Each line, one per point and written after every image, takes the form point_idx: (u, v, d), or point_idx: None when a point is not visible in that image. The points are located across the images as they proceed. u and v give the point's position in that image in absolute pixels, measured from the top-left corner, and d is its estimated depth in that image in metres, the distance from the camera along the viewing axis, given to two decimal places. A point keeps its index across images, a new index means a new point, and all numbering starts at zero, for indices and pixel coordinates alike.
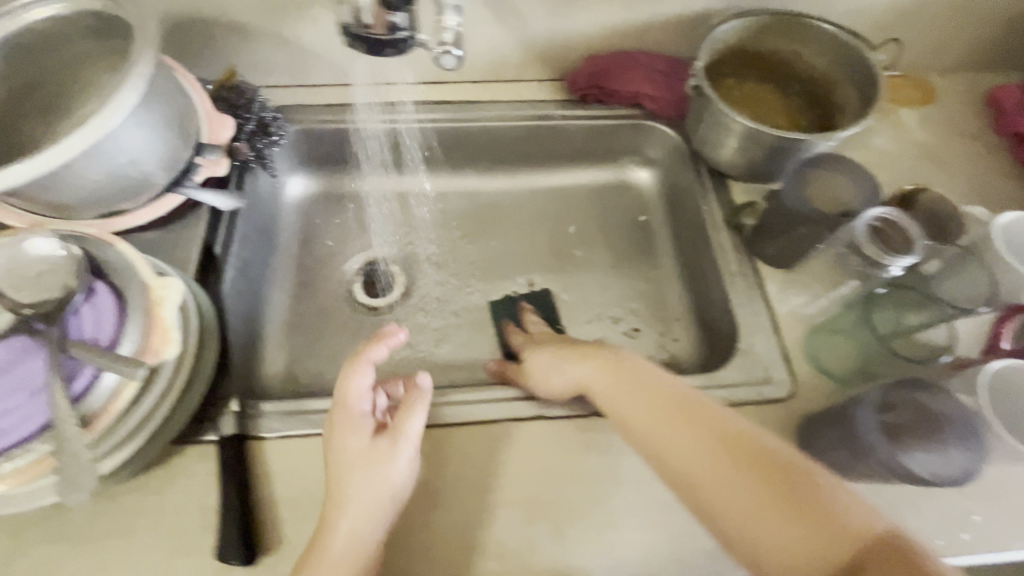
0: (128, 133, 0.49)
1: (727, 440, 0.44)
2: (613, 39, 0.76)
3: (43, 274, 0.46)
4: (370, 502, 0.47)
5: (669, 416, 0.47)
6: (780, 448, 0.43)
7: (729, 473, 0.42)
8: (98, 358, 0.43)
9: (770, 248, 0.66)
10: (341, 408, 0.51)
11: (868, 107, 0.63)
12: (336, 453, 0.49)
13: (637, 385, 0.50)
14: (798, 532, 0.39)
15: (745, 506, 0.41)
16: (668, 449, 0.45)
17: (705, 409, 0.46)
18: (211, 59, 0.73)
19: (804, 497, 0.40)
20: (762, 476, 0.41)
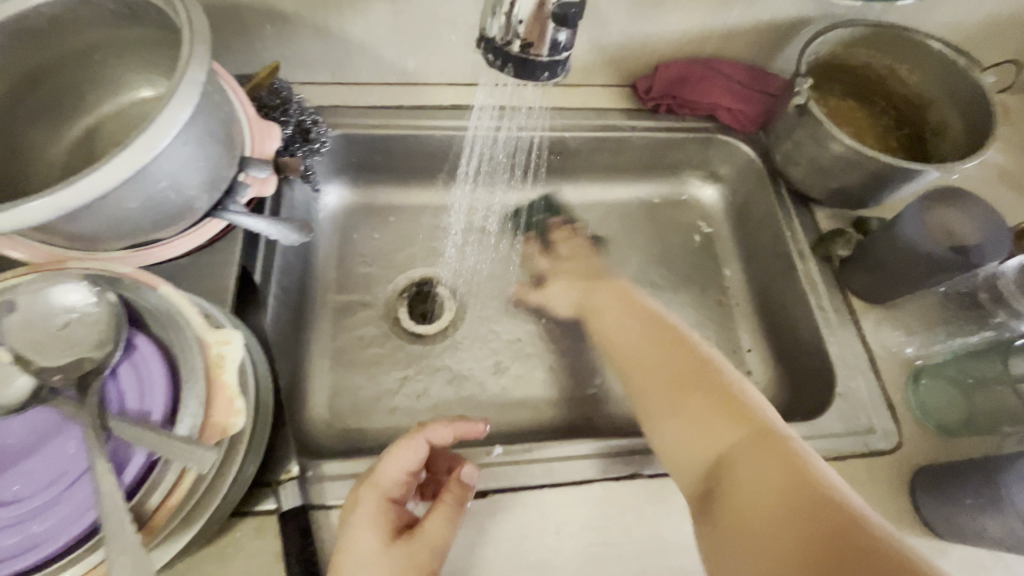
0: (174, 154, 0.41)
1: (671, 350, 0.55)
2: (691, 44, 0.70)
3: (71, 328, 0.38)
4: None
5: (640, 333, 0.59)
6: (714, 362, 0.52)
7: (666, 376, 0.52)
8: (150, 440, 0.35)
9: (868, 284, 0.61)
10: (372, 495, 0.43)
11: (988, 135, 0.59)
12: (348, 547, 0.41)
13: (623, 307, 0.63)
14: (685, 427, 0.47)
15: (666, 400, 0.50)
16: (619, 350, 0.59)
17: (672, 334, 0.57)
18: (240, 50, 0.63)
19: (708, 397, 0.48)
20: (675, 382, 0.51)
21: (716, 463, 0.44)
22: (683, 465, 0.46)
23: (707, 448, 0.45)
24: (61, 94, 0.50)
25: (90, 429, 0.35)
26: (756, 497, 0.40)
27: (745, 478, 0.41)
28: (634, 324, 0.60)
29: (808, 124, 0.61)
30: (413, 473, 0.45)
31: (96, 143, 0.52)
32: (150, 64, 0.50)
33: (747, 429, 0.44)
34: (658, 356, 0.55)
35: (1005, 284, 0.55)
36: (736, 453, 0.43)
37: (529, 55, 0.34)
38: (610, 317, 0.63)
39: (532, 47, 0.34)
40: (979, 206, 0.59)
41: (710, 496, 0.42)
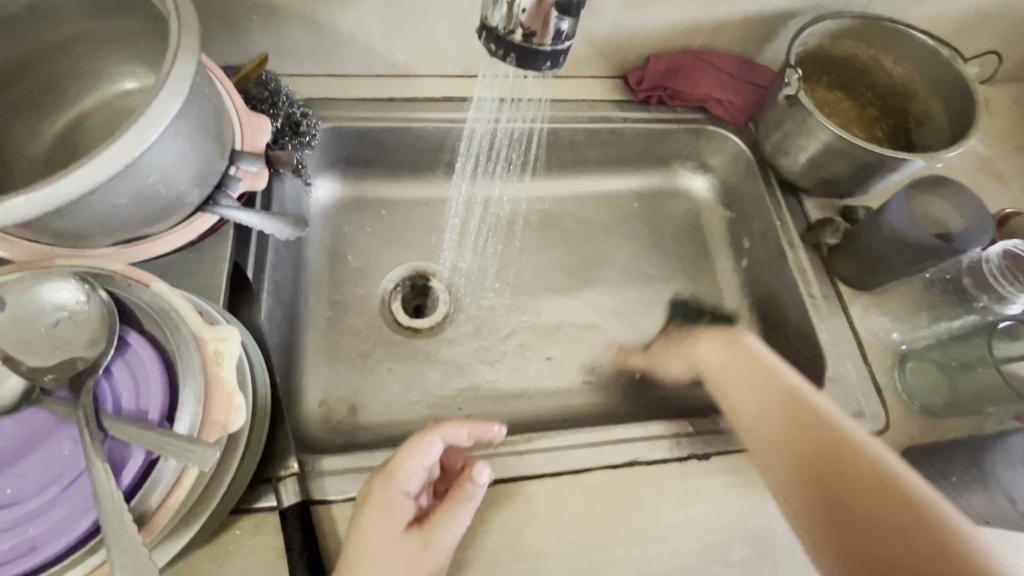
0: (165, 147, 0.40)
1: (811, 436, 0.47)
2: (682, 35, 0.70)
3: (62, 327, 0.37)
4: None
5: (772, 407, 0.50)
6: (866, 456, 0.44)
7: (820, 475, 0.45)
8: (149, 439, 0.34)
9: (856, 271, 0.63)
10: (386, 489, 0.43)
11: (971, 124, 0.60)
12: (360, 537, 0.41)
13: (748, 369, 0.54)
14: (843, 546, 0.41)
15: (811, 505, 0.44)
16: (747, 421, 0.52)
17: (809, 411, 0.48)
18: (226, 42, 0.61)
19: (873, 508, 0.41)
20: (832, 481, 0.44)
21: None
22: None
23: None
24: (40, 86, 0.48)
25: (85, 429, 0.34)
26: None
27: None
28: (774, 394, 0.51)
29: (798, 114, 0.61)
30: (427, 469, 0.46)
31: (79, 137, 0.50)
32: (134, 56, 0.49)
33: (926, 560, 0.38)
34: (807, 440, 0.47)
35: (989, 267, 0.56)
36: None
37: (532, 44, 0.34)
38: (733, 381, 0.55)
39: (534, 36, 0.33)
40: (968, 198, 0.60)
41: None
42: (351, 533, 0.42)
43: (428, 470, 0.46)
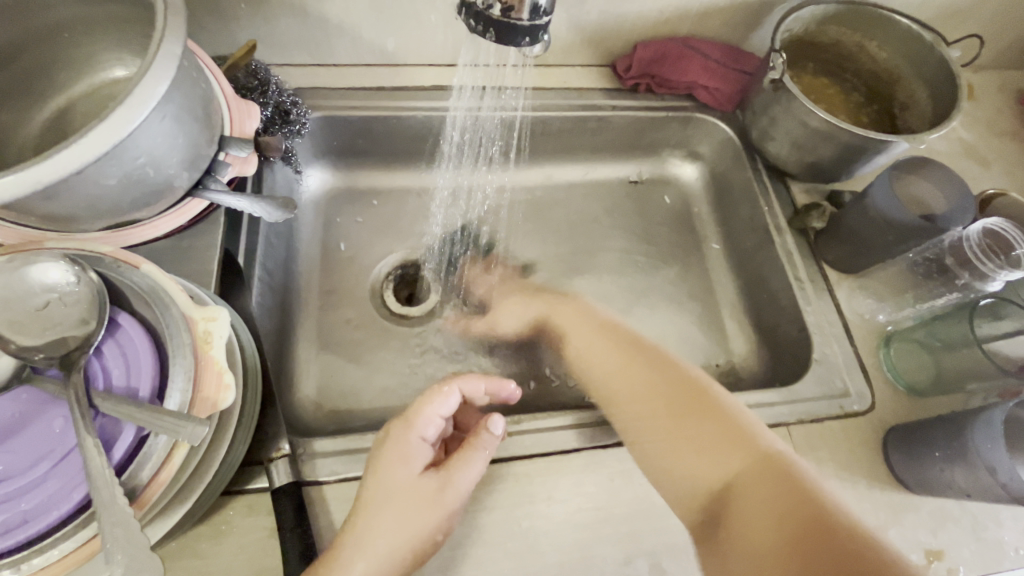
0: (153, 129, 0.40)
1: (659, 367, 0.57)
2: (669, 23, 0.70)
3: (52, 307, 0.37)
4: (381, 551, 0.41)
5: (615, 350, 0.60)
6: (695, 378, 0.55)
7: (660, 405, 0.54)
8: (139, 415, 0.34)
9: (840, 254, 0.64)
10: (403, 435, 0.46)
11: (953, 107, 0.61)
12: (378, 477, 0.44)
13: (592, 322, 0.64)
14: (676, 444, 0.51)
15: (664, 423, 0.52)
16: (590, 369, 0.60)
17: (648, 350, 0.59)
18: (216, 31, 0.62)
19: (699, 416, 0.52)
20: (672, 400, 0.54)
21: (699, 462, 0.49)
22: (693, 493, 0.49)
23: (710, 476, 0.49)
24: (30, 72, 0.48)
25: (77, 406, 0.35)
26: (772, 530, 0.44)
27: (757, 508, 0.45)
28: (621, 352, 0.59)
29: (783, 99, 0.62)
30: (443, 418, 0.49)
31: (70, 124, 0.51)
32: (123, 43, 0.49)
33: (745, 452, 0.49)
34: (653, 381, 0.56)
35: (971, 246, 0.57)
36: (743, 479, 0.47)
37: (510, 19, 0.34)
38: (582, 344, 0.63)
39: (512, 10, 0.34)
40: (951, 178, 0.61)
41: (719, 531, 0.47)
42: (367, 473, 0.44)
43: (444, 417, 0.49)
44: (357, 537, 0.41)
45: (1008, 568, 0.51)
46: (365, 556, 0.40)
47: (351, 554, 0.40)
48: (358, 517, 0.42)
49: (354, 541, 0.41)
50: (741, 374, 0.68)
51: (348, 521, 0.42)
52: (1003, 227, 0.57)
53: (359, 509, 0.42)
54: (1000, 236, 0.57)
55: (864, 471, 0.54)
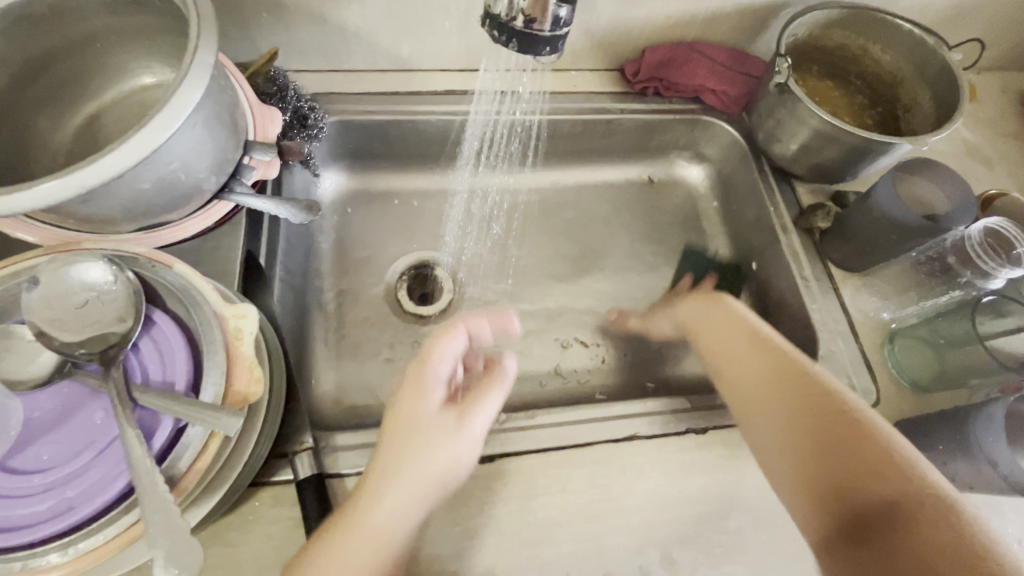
0: (185, 135, 0.42)
1: (804, 387, 0.55)
2: (677, 28, 0.72)
3: (91, 305, 0.39)
4: (410, 480, 0.44)
5: (771, 363, 0.57)
6: (840, 398, 0.53)
7: (786, 421, 0.54)
8: (177, 407, 0.36)
9: (846, 253, 0.65)
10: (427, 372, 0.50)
11: (956, 109, 0.63)
12: (405, 412, 0.47)
13: (744, 333, 0.62)
14: (817, 461, 0.50)
15: (801, 441, 0.52)
16: (734, 378, 0.59)
17: (801, 365, 0.56)
18: (238, 40, 0.64)
19: (843, 437, 0.51)
20: (817, 419, 0.53)
21: (818, 473, 0.50)
22: (825, 510, 0.49)
23: (849, 496, 0.48)
24: (64, 80, 0.50)
25: (117, 399, 0.36)
26: (929, 561, 0.42)
27: (906, 534, 0.44)
28: (766, 366, 0.57)
29: (788, 102, 0.63)
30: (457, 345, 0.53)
31: (101, 130, 0.53)
32: (153, 52, 0.51)
33: (891, 477, 0.48)
34: (789, 398, 0.55)
35: (972, 246, 0.58)
36: (890, 504, 0.46)
37: (533, 30, 0.36)
38: (725, 352, 0.62)
39: (535, 22, 0.36)
40: (950, 176, 0.62)
41: (863, 549, 0.46)
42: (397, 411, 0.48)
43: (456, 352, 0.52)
44: (388, 467, 0.44)
45: None
46: (396, 483, 0.43)
47: (385, 481, 0.43)
48: (387, 449, 0.45)
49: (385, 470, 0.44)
50: None
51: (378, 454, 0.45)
52: (1004, 227, 0.59)
53: (387, 443, 0.46)
54: (1001, 235, 0.59)
55: None
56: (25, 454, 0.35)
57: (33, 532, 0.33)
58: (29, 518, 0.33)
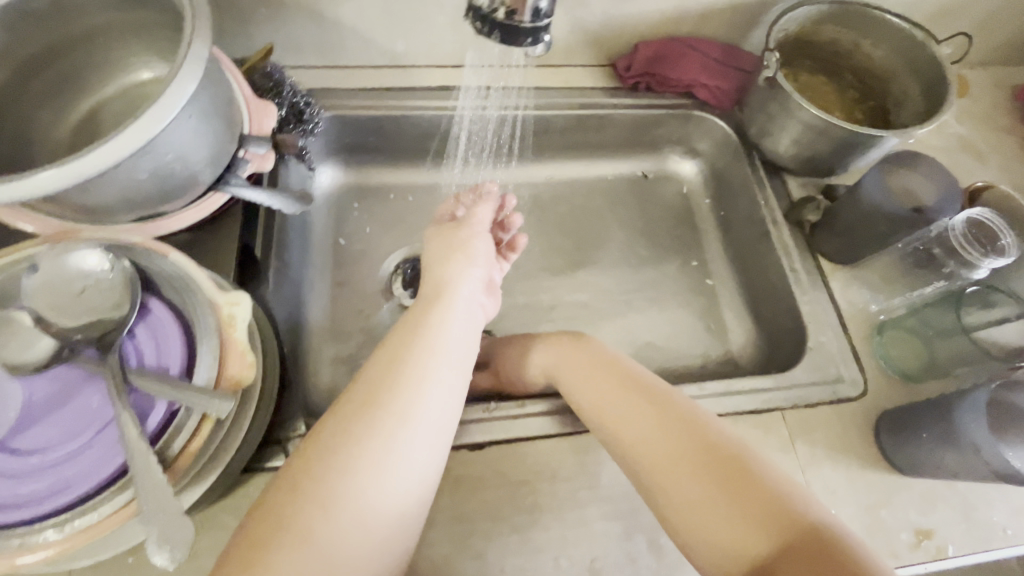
0: (180, 127, 0.43)
1: (682, 422, 0.45)
2: (669, 23, 0.73)
3: (89, 292, 0.40)
4: (440, 397, 0.42)
5: (642, 405, 0.47)
6: (719, 432, 0.44)
7: (715, 502, 0.41)
8: (170, 390, 0.37)
9: (835, 245, 0.65)
10: (430, 291, 0.51)
11: (943, 103, 0.63)
12: (411, 330, 0.45)
13: (604, 370, 0.51)
14: (714, 515, 0.41)
15: (694, 493, 0.42)
16: (609, 428, 0.48)
17: (673, 402, 0.47)
18: (234, 36, 0.65)
19: (727, 481, 0.41)
20: (702, 463, 0.42)
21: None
22: None
23: (754, 556, 0.38)
24: (66, 75, 0.51)
25: (114, 382, 0.38)
26: None
27: None
28: (682, 438, 0.44)
29: (778, 96, 0.64)
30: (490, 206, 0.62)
31: (102, 124, 0.54)
32: (153, 47, 0.52)
33: (785, 522, 0.39)
34: (673, 441, 0.44)
35: (955, 236, 0.59)
36: (795, 556, 0.38)
37: (514, 21, 0.37)
38: (592, 395, 0.50)
39: (516, 13, 0.36)
40: (942, 171, 0.63)
41: None
42: (394, 330, 0.46)
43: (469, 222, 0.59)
44: (414, 387, 0.41)
45: (995, 546, 0.52)
46: (428, 402, 0.41)
47: (414, 402, 0.40)
48: (399, 370, 0.41)
49: (407, 390, 0.41)
50: (738, 363, 0.70)
51: (382, 375, 0.41)
52: (989, 217, 0.59)
53: (396, 362, 0.42)
54: (985, 226, 0.59)
55: (856, 454, 0.56)
56: (26, 435, 0.37)
57: (32, 510, 0.34)
58: (28, 496, 0.34)
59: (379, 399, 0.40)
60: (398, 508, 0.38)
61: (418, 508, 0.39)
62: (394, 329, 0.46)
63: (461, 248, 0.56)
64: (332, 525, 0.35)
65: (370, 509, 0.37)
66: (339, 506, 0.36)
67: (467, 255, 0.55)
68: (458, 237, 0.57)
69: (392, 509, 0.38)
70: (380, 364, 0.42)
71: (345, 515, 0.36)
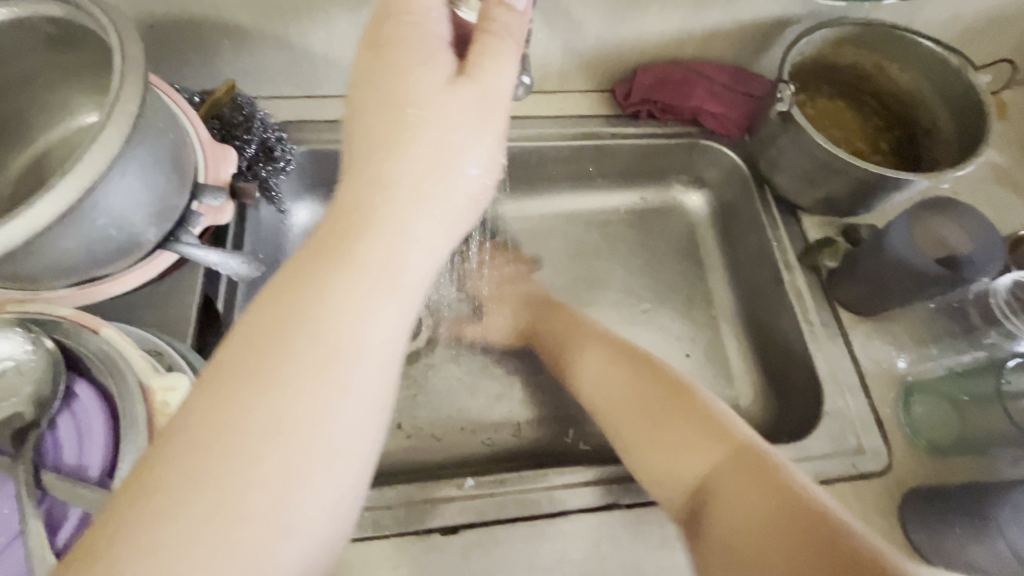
0: (113, 190, 0.39)
1: (641, 362, 0.54)
2: (673, 46, 0.66)
3: (6, 378, 0.36)
4: (325, 468, 0.28)
5: (611, 349, 0.56)
6: (673, 374, 0.52)
7: (653, 426, 0.48)
8: (85, 499, 0.33)
9: (855, 296, 0.59)
10: (341, 265, 0.30)
11: (981, 139, 0.56)
12: (280, 356, 0.28)
13: (576, 327, 0.61)
14: (659, 442, 0.47)
15: (644, 421, 0.49)
16: (580, 376, 0.57)
17: (634, 351, 0.55)
18: (201, 67, 0.60)
19: (671, 409, 0.49)
20: (653, 396, 0.50)
21: (695, 490, 0.44)
22: (677, 492, 0.45)
23: (688, 468, 0.45)
24: (5, 122, 0.48)
25: (23, 488, 0.33)
26: (749, 522, 0.38)
27: (735, 497, 0.40)
28: (617, 362, 0.55)
29: (792, 130, 0.58)
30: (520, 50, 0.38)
31: (47, 172, 0.50)
32: (99, 89, 0.48)
33: (726, 448, 0.44)
34: (635, 379, 0.53)
35: (998, 302, 0.52)
36: (725, 469, 0.43)
37: None
38: (575, 346, 0.59)
39: None
40: (981, 222, 0.56)
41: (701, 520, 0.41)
42: (246, 349, 0.28)
43: (430, 93, 0.34)
44: (286, 462, 0.27)
45: None
46: (307, 479, 0.27)
47: (282, 487, 0.27)
48: (285, 400, 0.27)
49: (278, 462, 0.27)
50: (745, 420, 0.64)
51: (221, 445, 0.26)
52: None
53: (283, 392, 0.27)
54: None
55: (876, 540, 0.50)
56: None
57: None
58: None
59: (218, 478, 0.26)
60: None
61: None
62: (243, 345, 0.28)
63: (424, 131, 0.33)
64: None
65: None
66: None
67: (425, 181, 0.33)
68: (438, 109, 0.34)
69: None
70: (218, 422, 0.26)
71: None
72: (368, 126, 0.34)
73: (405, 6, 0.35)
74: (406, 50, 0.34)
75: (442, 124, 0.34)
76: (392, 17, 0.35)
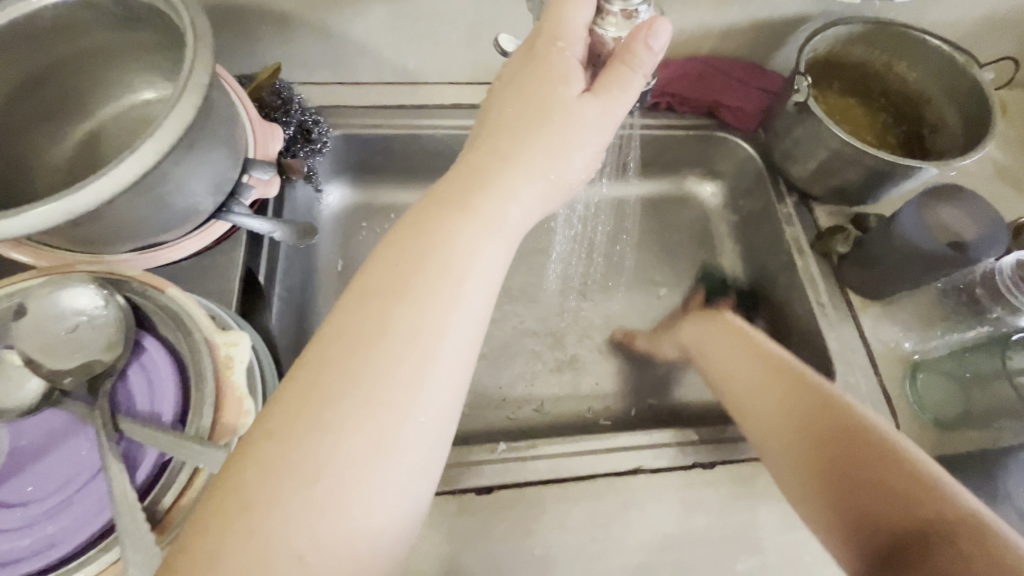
0: (180, 159, 0.41)
1: (795, 382, 0.50)
2: (692, 41, 0.70)
3: (79, 330, 0.38)
4: (442, 390, 0.30)
5: (759, 369, 0.54)
6: (833, 394, 0.48)
7: (812, 456, 0.45)
8: (160, 440, 0.35)
9: (866, 279, 0.62)
10: (445, 241, 0.33)
11: (986, 131, 0.60)
12: (415, 277, 0.32)
13: (729, 346, 0.59)
14: (825, 474, 0.44)
15: (807, 454, 0.46)
16: (735, 398, 0.55)
17: (789, 368, 0.52)
18: (243, 52, 0.63)
19: (843, 442, 0.44)
20: (821, 423, 0.46)
21: (878, 541, 0.39)
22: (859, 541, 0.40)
23: (864, 507, 0.41)
24: (63, 96, 0.50)
25: (102, 430, 0.35)
26: None
27: (951, 553, 0.35)
28: (769, 378, 0.52)
29: (806, 122, 0.61)
30: (646, 84, 0.41)
31: (101, 147, 0.52)
32: (153, 68, 0.51)
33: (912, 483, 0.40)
34: (795, 398, 0.49)
35: (1002, 278, 0.55)
36: (925, 520, 0.38)
37: None
38: (725, 368, 0.57)
39: None
40: (978, 205, 0.59)
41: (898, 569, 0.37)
42: (382, 275, 0.32)
43: (567, 105, 0.39)
44: (419, 363, 0.30)
45: None
46: (431, 381, 0.30)
47: (415, 386, 0.29)
48: (388, 367, 0.29)
49: (366, 430, 0.28)
50: None
51: (369, 347, 0.29)
52: None
53: (387, 358, 0.29)
54: None
55: None
56: (7, 486, 0.35)
57: (15, 568, 0.32)
58: (10, 553, 0.33)
59: (319, 441, 0.27)
60: (384, 523, 0.28)
61: (416, 515, 0.29)
62: (381, 270, 0.32)
63: (558, 133, 0.38)
64: (311, 542, 0.26)
65: (350, 531, 0.27)
66: (307, 530, 0.26)
67: (531, 172, 0.37)
68: (567, 114, 0.39)
69: (375, 532, 0.27)
70: (329, 378, 0.29)
71: (336, 530, 0.26)
72: (502, 117, 0.39)
73: (556, 29, 0.40)
74: (549, 66, 0.40)
75: (563, 129, 0.38)
76: (544, 36, 0.41)
